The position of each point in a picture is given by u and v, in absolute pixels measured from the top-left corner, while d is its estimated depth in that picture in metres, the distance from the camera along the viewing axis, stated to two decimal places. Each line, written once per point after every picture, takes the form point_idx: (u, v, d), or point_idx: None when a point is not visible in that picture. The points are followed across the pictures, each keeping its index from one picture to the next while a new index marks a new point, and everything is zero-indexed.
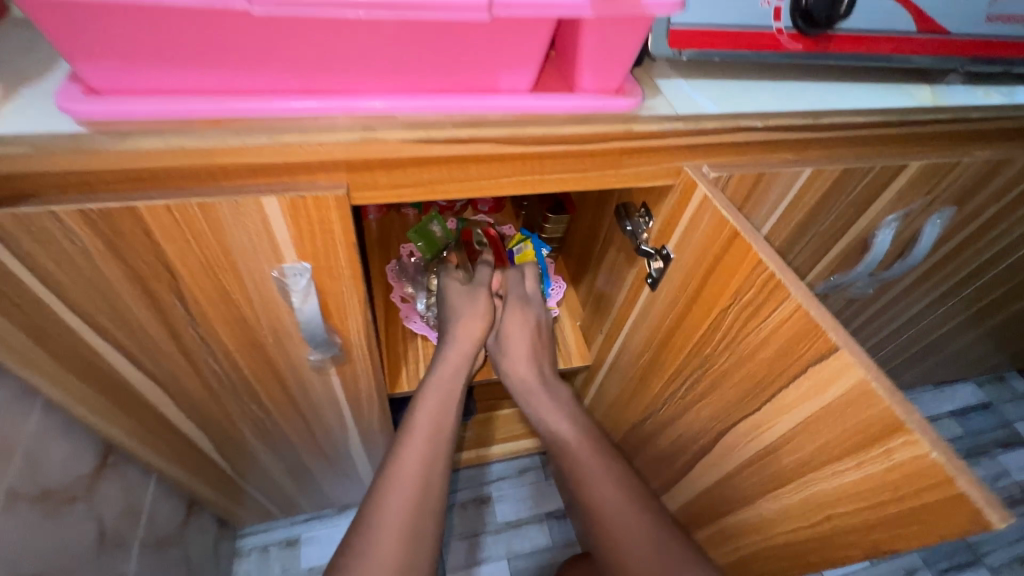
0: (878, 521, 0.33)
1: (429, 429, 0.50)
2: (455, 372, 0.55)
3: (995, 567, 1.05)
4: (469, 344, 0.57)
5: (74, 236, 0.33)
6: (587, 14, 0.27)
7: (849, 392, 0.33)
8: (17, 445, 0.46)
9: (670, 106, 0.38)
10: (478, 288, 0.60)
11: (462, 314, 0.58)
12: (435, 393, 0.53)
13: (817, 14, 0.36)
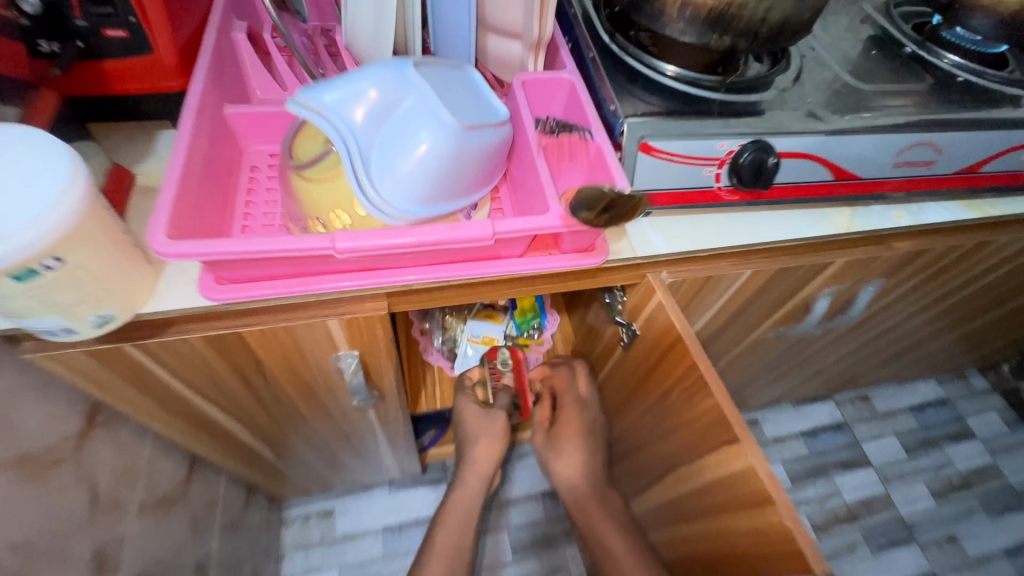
0: (766, 557, 0.47)
1: (449, 549, 0.68)
2: (473, 493, 0.73)
3: (924, 543, 1.23)
4: (487, 466, 0.73)
5: (197, 349, 0.46)
6: (560, 227, 0.39)
7: (746, 467, 0.46)
8: (141, 470, 0.61)
9: (631, 247, 0.49)
10: (496, 413, 0.72)
11: (481, 438, 0.72)
12: (454, 515, 0.71)
13: (743, 174, 0.47)
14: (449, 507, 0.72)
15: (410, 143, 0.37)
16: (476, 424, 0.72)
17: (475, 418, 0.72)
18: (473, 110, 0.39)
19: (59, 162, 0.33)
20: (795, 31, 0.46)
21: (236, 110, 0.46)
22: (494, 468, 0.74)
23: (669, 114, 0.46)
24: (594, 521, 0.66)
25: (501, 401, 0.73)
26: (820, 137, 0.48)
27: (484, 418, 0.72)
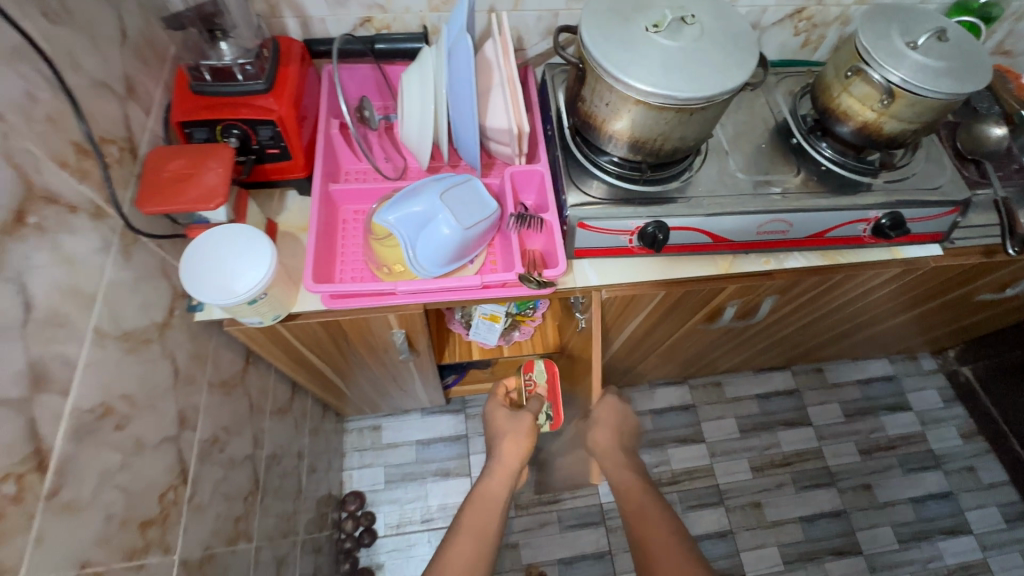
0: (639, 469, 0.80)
1: (473, 532, 0.71)
2: (502, 480, 0.78)
3: (842, 488, 1.53)
4: (513, 460, 0.79)
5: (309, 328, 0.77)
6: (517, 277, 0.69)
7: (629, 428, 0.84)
8: (269, 389, 0.97)
9: (574, 281, 0.78)
10: (523, 414, 0.84)
11: (508, 435, 0.82)
12: (479, 500, 0.76)
13: (644, 237, 0.74)
14: (478, 495, 0.77)
15: (437, 232, 0.66)
16: (504, 422, 0.84)
17: (504, 418, 0.85)
18: (474, 208, 0.67)
19: (259, 239, 0.65)
20: (682, 151, 0.72)
21: (337, 188, 0.76)
22: (521, 463, 0.81)
23: (603, 202, 0.73)
24: (626, 487, 0.76)
25: (532, 404, 0.86)
26: (700, 217, 0.74)
27: (512, 418, 0.84)
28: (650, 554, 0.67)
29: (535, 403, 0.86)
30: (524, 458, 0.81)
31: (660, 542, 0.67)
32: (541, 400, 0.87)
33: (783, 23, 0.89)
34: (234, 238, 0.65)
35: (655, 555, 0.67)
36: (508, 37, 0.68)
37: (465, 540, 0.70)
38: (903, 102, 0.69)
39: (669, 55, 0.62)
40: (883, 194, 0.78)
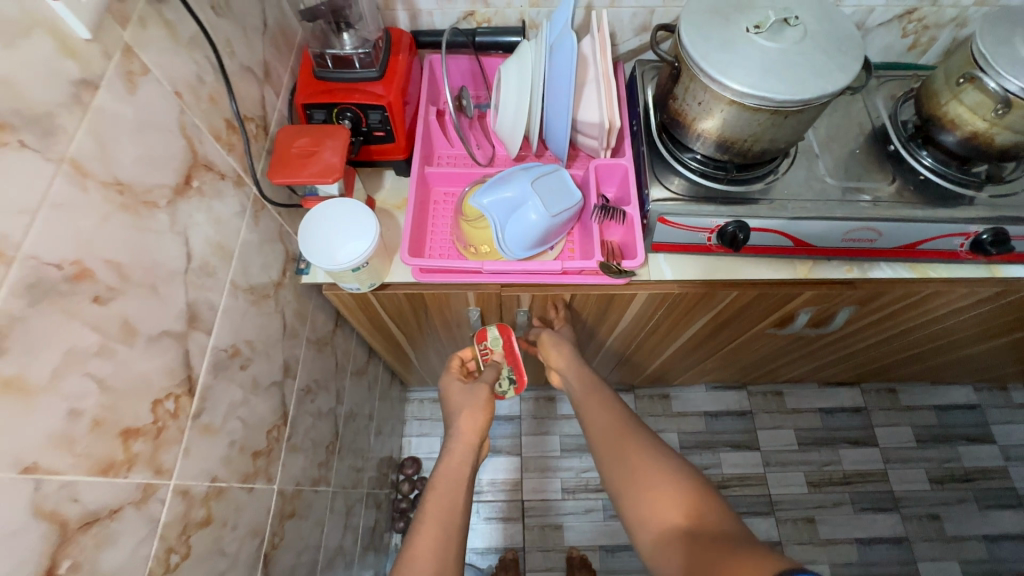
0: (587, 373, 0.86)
1: (441, 514, 0.66)
2: (462, 456, 0.77)
3: (907, 515, 1.46)
4: (472, 435, 0.80)
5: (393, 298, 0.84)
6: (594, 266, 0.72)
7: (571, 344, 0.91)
8: (350, 351, 1.06)
9: (647, 274, 0.80)
10: (478, 385, 0.87)
11: (464, 408, 0.83)
12: (444, 483, 0.71)
13: (724, 235, 0.75)
14: (438, 479, 0.72)
15: (526, 218, 0.70)
16: (459, 397, 0.86)
17: (460, 391, 0.87)
18: (562, 196, 0.71)
19: (365, 214, 0.71)
20: (771, 152, 0.72)
21: (431, 171, 0.82)
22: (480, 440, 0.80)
23: (684, 199, 0.75)
24: (586, 406, 0.82)
25: (486, 374, 0.89)
26: (784, 221, 0.74)
27: (468, 393, 0.86)
28: (601, 433, 0.75)
29: (489, 370, 0.90)
30: (482, 434, 0.82)
31: (611, 412, 0.77)
32: (494, 366, 0.90)
33: (890, 23, 0.85)
34: (344, 210, 0.72)
35: (610, 424, 0.75)
36: (606, 35, 0.72)
37: (430, 525, 0.65)
38: (1019, 112, 0.66)
39: (766, 55, 0.63)
40: (986, 209, 0.75)
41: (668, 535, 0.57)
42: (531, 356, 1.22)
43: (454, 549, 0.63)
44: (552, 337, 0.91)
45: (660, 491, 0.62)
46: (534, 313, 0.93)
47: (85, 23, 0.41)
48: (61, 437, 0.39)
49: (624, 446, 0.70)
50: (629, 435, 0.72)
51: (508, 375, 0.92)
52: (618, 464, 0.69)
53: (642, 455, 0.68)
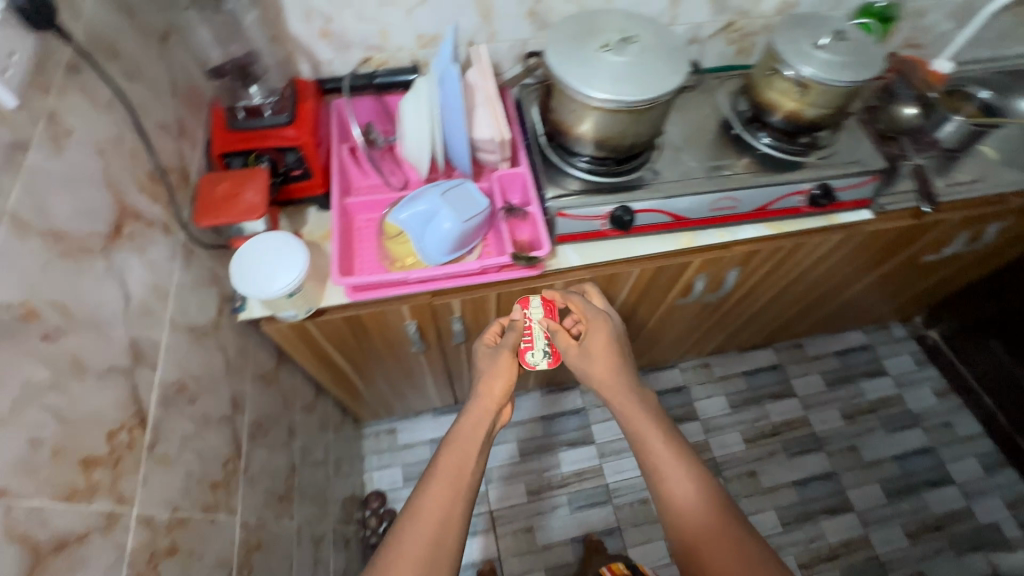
0: (619, 345, 0.85)
1: (453, 469, 0.71)
2: (477, 418, 0.79)
3: (831, 451, 1.64)
4: (492, 398, 0.81)
5: (334, 323, 0.89)
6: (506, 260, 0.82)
7: (607, 311, 0.89)
8: (297, 388, 1.09)
9: (558, 263, 0.91)
10: (499, 350, 0.85)
11: (487, 372, 0.83)
12: (460, 441, 0.75)
13: (616, 219, 0.88)
14: (455, 436, 0.76)
15: (440, 226, 0.78)
16: (485, 359, 0.85)
17: (486, 354, 0.86)
18: (469, 203, 0.80)
19: (292, 245, 0.78)
20: (638, 144, 0.87)
21: (351, 199, 0.89)
22: (501, 402, 0.82)
23: (576, 194, 0.87)
24: (630, 414, 0.77)
25: (507, 337, 0.87)
26: (660, 200, 0.88)
27: (490, 356, 0.85)
28: (653, 450, 0.72)
29: (511, 333, 0.86)
30: (502, 399, 0.83)
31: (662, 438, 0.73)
32: (517, 327, 0.87)
33: (718, 35, 1.04)
34: (262, 253, 0.77)
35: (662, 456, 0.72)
36: (486, 64, 0.84)
37: (443, 483, 0.69)
38: (814, 91, 0.85)
39: (615, 67, 0.78)
40: (812, 170, 0.93)
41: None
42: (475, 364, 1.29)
43: (462, 507, 0.68)
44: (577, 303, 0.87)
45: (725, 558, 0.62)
46: (469, 318, 1.01)
47: (12, 93, 0.46)
48: (24, 463, 0.43)
49: (683, 497, 0.68)
50: (686, 480, 0.69)
51: (543, 345, 0.86)
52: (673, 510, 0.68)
53: (703, 512, 0.66)
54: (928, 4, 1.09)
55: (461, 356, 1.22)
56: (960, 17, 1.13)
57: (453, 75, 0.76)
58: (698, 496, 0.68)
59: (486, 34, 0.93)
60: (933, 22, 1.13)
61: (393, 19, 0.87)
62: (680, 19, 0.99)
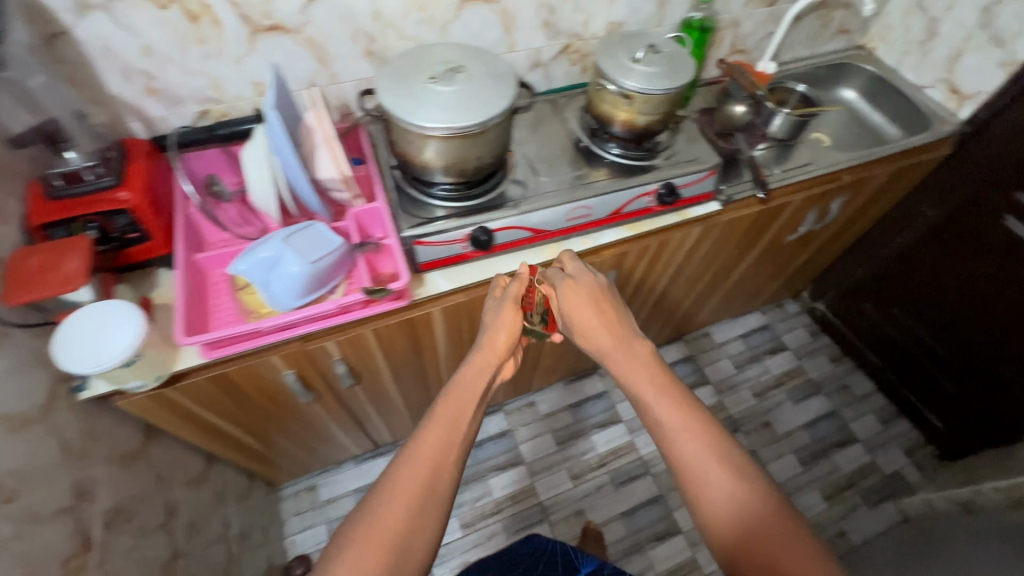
0: (612, 302, 0.86)
1: (447, 420, 0.70)
2: (479, 369, 0.79)
3: (747, 431, 1.72)
4: (492, 351, 0.81)
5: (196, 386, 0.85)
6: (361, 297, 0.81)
7: (597, 275, 0.91)
8: (178, 462, 1.01)
9: (426, 290, 0.92)
10: (503, 300, 0.85)
11: (492, 328, 0.84)
12: (460, 391, 0.75)
13: (475, 239, 0.89)
14: (456, 384, 0.76)
15: (287, 271, 0.76)
16: (492, 313, 0.86)
17: (493, 309, 0.86)
18: (317, 246, 0.79)
19: (126, 311, 0.73)
20: (485, 166, 0.90)
21: (201, 255, 0.86)
22: (502, 355, 0.82)
23: (431, 220, 0.89)
24: (630, 372, 0.76)
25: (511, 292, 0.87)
26: (515, 216, 0.92)
27: (495, 309, 0.84)
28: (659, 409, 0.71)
29: (513, 283, 0.86)
30: (503, 353, 0.83)
31: (675, 406, 0.70)
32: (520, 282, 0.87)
33: (559, 57, 1.10)
34: (76, 334, 0.70)
35: (675, 427, 0.68)
36: (320, 105, 0.82)
37: (436, 428, 0.69)
38: (637, 101, 0.92)
39: (444, 97, 0.80)
40: (655, 172, 1.00)
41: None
42: (381, 404, 1.27)
43: (455, 452, 0.68)
44: (557, 272, 0.89)
45: (761, 540, 0.57)
46: (352, 356, 0.99)
47: None
48: None
49: (703, 471, 0.64)
50: (708, 447, 0.65)
51: (542, 313, 0.93)
52: (694, 483, 0.64)
53: (730, 481, 0.62)
54: (740, 15, 1.21)
55: (362, 398, 1.18)
56: (772, 24, 1.26)
57: (275, 121, 0.74)
58: (724, 471, 0.63)
59: (327, 76, 0.94)
60: (751, 30, 1.26)
61: (223, 70, 0.86)
62: (518, 46, 1.04)
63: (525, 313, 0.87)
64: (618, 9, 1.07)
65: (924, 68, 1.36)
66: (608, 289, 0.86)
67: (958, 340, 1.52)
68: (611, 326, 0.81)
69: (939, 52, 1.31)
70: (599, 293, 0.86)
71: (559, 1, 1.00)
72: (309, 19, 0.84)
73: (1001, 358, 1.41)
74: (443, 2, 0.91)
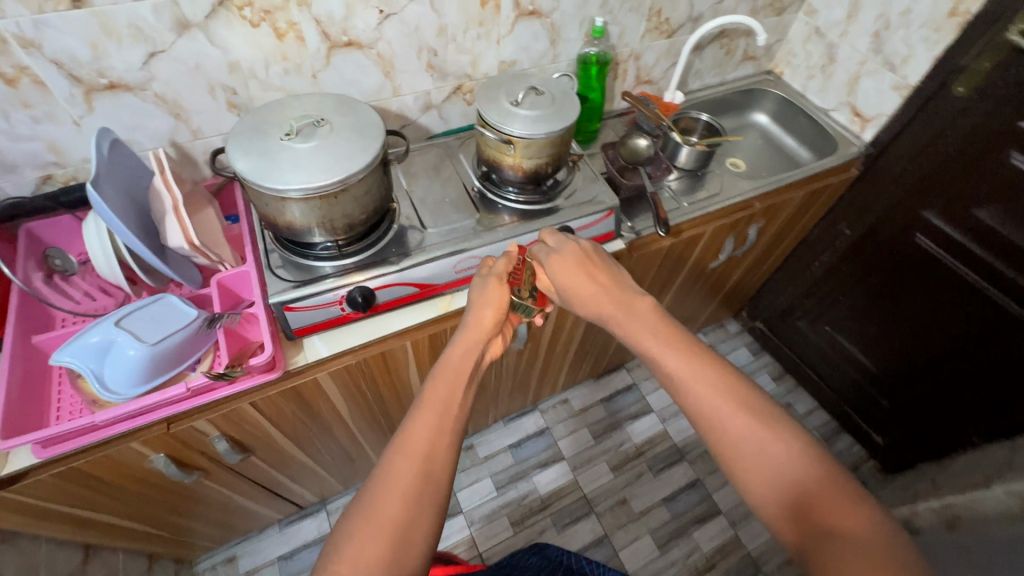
0: (603, 266, 0.81)
1: (438, 402, 0.66)
2: (468, 348, 0.74)
3: (693, 458, 1.69)
4: (480, 328, 0.76)
5: (39, 486, 0.75)
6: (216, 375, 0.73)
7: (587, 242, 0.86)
8: (40, 564, 0.91)
9: (304, 357, 0.85)
10: (487, 278, 0.80)
11: (478, 305, 0.78)
12: (450, 372, 0.71)
13: (352, 299, 0.83)
14: (443, 366, 0.72)
15: (124, 355, 0.68)
16: (477, 290, 0.80)
17: (476, 287, 0.80)
18: (163, 324, 0.72)
19: None
20: (359, 223, 0.84)
21: (41, 338, 0.77)
22: (491, 333, 0.77)
23: (301, 284, 0.82)
24: (631, 332, 0.72)
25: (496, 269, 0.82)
26: (397, 274, 0.86)
27: (480, 287, 0.80)
28: (669, 366, 0.67)
29: (500, 261, 0.82)
30: (493, 331, 0.78)
31: (683, 357, 0.66)
32: (504, 260, 0.82)
33: (451, 98, 1.06)
34: None
35: (687, 378, 0.65)
36: (166, 171, 0.77)
37: (428, 413, 0.65)
38: (521, 146, 0.88)
39: (299, 156, 0.74)
40: (551, 216, 0.96)
41: (797, 527, 0.54)
42: (289, 470, 1.18)
43: (450, 436, 0.64)
44: (541, 248, 0.85)
45: (793, 486, 0.55)
46: (236, 430, 0.90)
47: None
48: None
49: (720, 418, 0.61)
50: (725, 400, 0.62)
51: (531, 287, 0.86)
52: (716, 438, 0.61)
53: (750, 433, 0.59)
54: (640, 47, 1.20)
55: (264, 467, 1.09)
56: (674, 55, 1.26)
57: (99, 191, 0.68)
58: (740, 414, 0.60)
59: (189, 132, 0.87)
60: (652, 61, 1.25)
61: (60, 133, 0.78)
62: (404, 89, 1.00)
63: (514, 287, 0.82)
64: (507, 49, 1.03)
65: (827, 91, 1.37)
66: (594, 252, 0.82)
67: (887, 355, 1.51)
68: (606, 288, 0.77)
69: (839, 76, 1.33)
70: (589, 259, 0.81)
71: (440, 44, 0.96)
72: (153, 75, 0.78)
73: (930, 370, 1.41)
74: (309, 50, 0.86)
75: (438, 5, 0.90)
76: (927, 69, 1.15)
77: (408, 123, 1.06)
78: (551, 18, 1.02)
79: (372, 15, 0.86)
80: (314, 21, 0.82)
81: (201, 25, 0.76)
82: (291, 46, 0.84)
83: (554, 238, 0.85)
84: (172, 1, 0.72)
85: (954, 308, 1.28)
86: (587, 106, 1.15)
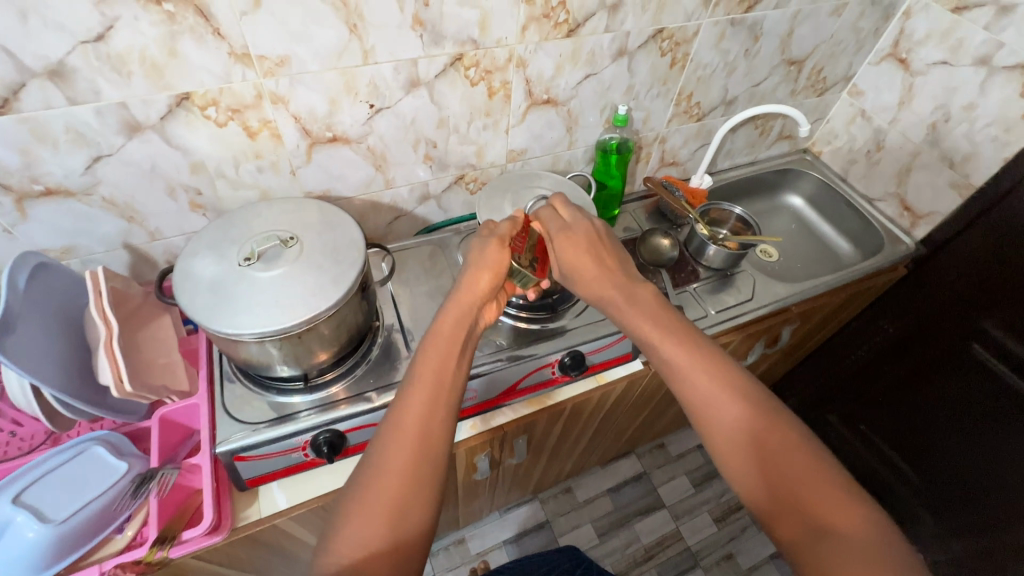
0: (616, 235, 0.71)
1: (433, 373, 0.55)
2: (461, 316, 0.61)
3: (707, 566, 1.51)
4: (473, 294, 0.63)
5: None
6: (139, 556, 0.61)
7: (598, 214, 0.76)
8: None
9: (258, 511, 0.71)
10: (488, 238, 0.67)
11: (474, 265, 0.65)
12: (444, 337, 0.58)
13: (318, 446, 0.70)
14: (434, 332, 0.59)
15: (20, 537, 0.57)
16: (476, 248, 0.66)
17: (476, 245, 0.68)
18: (81, 488, 0.61)
19: None
20: (332, 354, 0.71)
21: None
22: (487, 296, 0.65)
23: (263, 427, 0.68)
24: (634, 319, 0.62)
25: (501, 230, 0.69)
26: (373, 414, 0.73)
27: (478, 247, 0.67)
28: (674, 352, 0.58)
29: (504, 225, 0.70)
30: (488, 296, 0.65)
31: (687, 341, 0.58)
32: (508, 225, 0.70)
33: (452, 188, 0.94)
34: None
35: (685, 359, 0.57)
36: (102, 305, 0.65)
37: (421, 388, 0.54)
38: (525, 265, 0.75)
39: (258, 287, 0.62)
40: (557, 339, 0.84)
41: (787, 520, 0.47)
42: None
43: (447, 412, 0.53)
44: (550, 216, 0.71)
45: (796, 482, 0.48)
46: None
47: None
48: None
49: (715, 404, 0.54)
50: (730, 388, 0.54)
51: (531, 257, 0.74)
52: (714, 426, 0.54)
53: (750, 420, 0.52)
54: (667, 131, 1.07)
55: None
56: (704, 138, 1.13)
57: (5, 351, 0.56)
58: (740, 400, 0.53)
59: (145, 234, 0.75)
60: (680, 144, 1.12)
61: None
62: (397, 182, 0.88)
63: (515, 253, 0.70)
64: (517, 138, 0.91)
65: (872, 179, 1.23)
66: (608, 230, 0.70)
67: (920, 448, 1.34)
68: (611, 269, 0.66)
69: (887, 164, 1.19)
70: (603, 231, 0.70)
71: (441, 135, 0.84)
72: (99, 178, 0.67)
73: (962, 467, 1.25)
74: (286, 147, 0.74)
75: (439, 97, 0.78)
76: (993, 171, 1.01)
77: (403, 215, 0.94)
78: (568, 106, 0.90)
79: (361, 109, 0.74)
80: (292, 118, 0.71)
81: (156, 127, 0.65)
82: (265, 144, 0.72)
83: (565, 211, 0.72)
84: (119, 103, 0.61)
85: (998, 412, 1.12)
86: (605, 194, 1.03)
